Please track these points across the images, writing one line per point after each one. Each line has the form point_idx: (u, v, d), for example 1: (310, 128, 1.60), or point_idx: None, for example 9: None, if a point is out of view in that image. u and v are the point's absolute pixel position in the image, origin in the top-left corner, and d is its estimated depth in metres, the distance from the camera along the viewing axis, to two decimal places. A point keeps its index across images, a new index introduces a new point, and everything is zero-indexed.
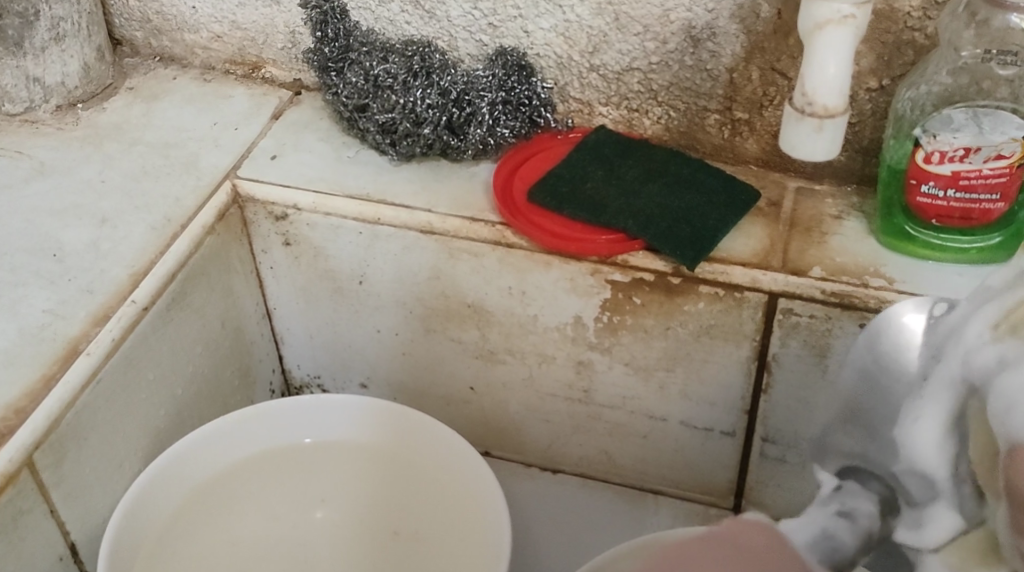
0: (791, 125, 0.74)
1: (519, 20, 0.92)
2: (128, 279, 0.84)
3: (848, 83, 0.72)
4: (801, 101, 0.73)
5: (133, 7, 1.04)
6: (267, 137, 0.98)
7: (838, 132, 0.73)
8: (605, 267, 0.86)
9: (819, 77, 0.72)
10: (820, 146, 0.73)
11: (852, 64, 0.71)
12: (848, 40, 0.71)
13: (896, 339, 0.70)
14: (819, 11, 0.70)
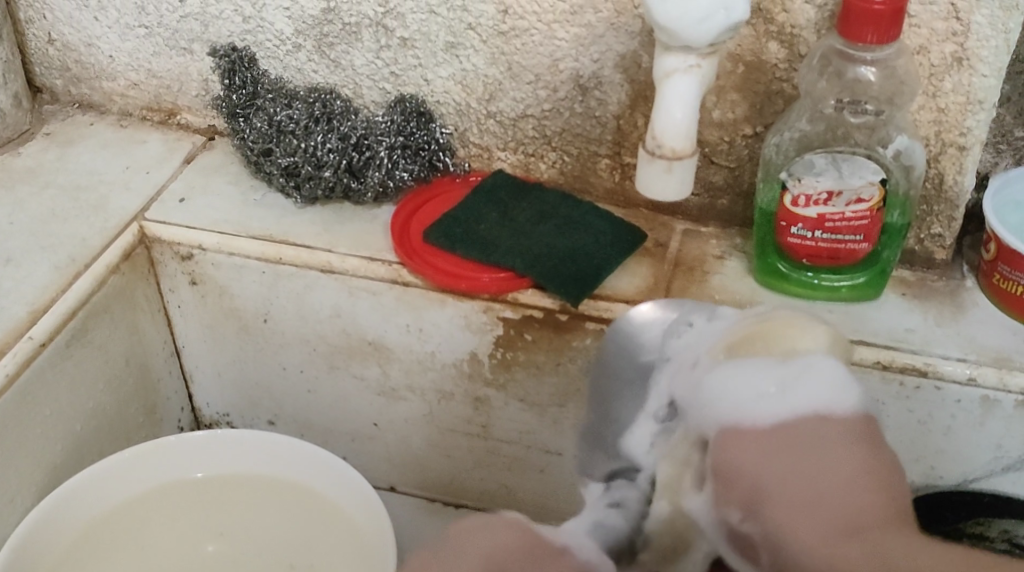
0: (645, 167, 0.81)
1: (419, 69, 0.96)
2: (26, 316, 0.87)
3: (694, 128, 0.79)
4: (652, 142, 0.80)
5: (52, 56, 1.07)
6: (177, 180, 1.01)
7: (686, 173, 0.80)
8: (497, 305, 0.90)
9: (666, 120, 0.78)
10: (670, 186, 0.80)
11: (696, 110, 0.78)
12: (693, 88, 0.77)
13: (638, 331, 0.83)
14: (666, 61, 0.77)
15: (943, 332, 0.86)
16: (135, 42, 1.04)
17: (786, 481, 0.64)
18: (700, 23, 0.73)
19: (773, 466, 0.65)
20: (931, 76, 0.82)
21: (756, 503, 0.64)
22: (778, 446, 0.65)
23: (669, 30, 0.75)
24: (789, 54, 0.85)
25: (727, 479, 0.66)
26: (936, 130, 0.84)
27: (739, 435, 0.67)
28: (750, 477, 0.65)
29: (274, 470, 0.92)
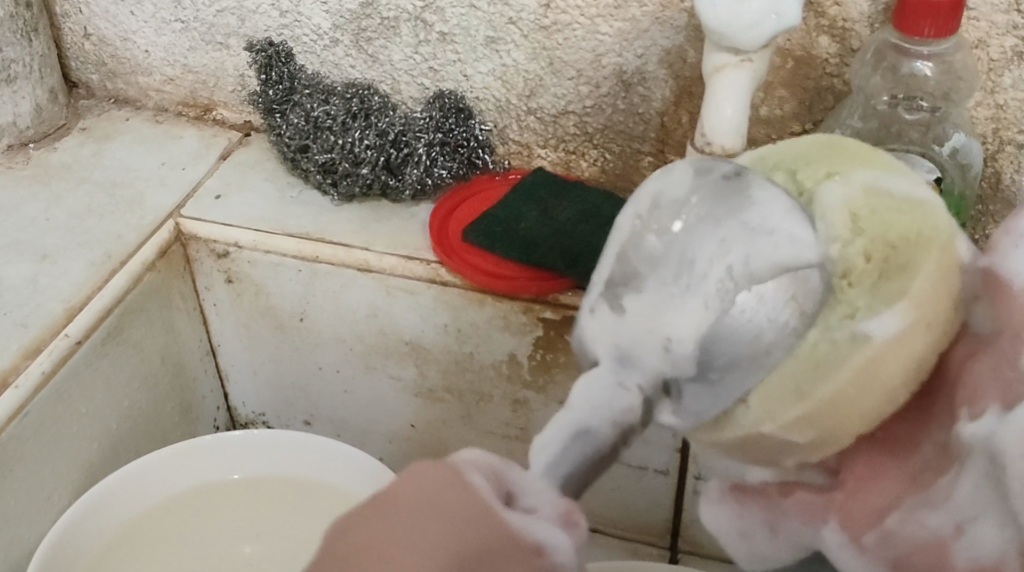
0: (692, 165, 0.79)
1: (458, 64, 0.94)
2: (63, 313, 0.86)
3: (744, 124, 0.77)
4: (701, 139, 0.78)
5: (89, 50, 1.06)
6: (213, 177, 1.00)
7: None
8: (537, 306, 0.88)
9: (715, 117, 0.76)
10: None
11: (748, 107, 0.76)
12: (745, 85, 0.75)
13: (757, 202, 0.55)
14: (717, 54, 0.75)
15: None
16: (171, 37, 1.02)
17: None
18: (751, 28, 0.71)
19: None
20: (989, 71, 0.80)
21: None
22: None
23: (719, 33, 0.72)
24: (840, 48, 0.82)
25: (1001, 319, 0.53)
26: (994, 127, 0.82)
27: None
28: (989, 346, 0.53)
29: (312, 472, 0.90)
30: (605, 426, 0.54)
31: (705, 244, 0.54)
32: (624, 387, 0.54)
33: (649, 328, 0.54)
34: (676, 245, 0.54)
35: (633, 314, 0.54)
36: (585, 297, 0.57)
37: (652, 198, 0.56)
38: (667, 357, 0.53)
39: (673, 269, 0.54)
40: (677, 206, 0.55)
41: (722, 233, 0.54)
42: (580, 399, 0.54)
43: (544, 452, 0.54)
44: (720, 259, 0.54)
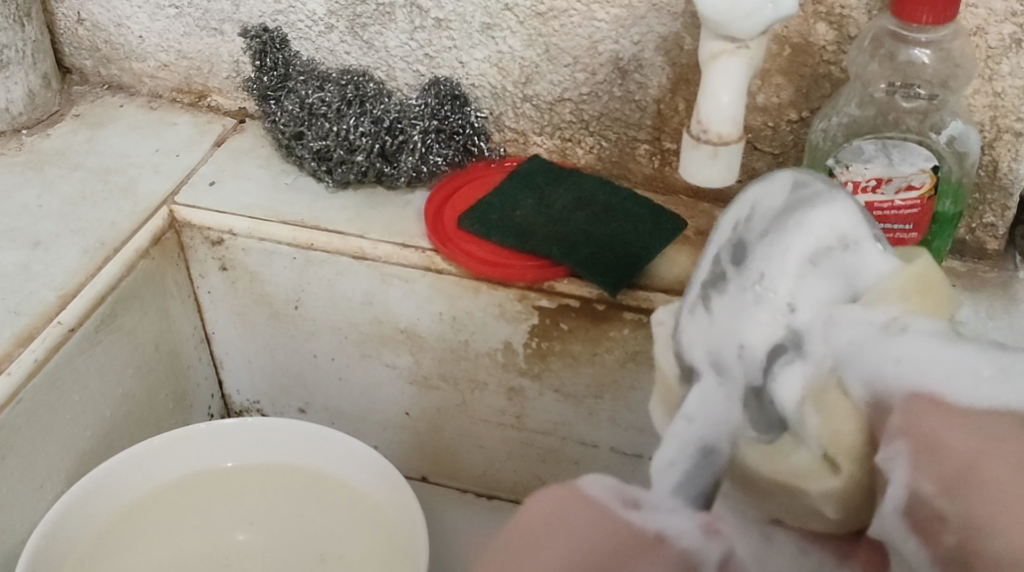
0: (688, 152, 0.78)
1: (454, 51, 0.94)
2: (56, 300, 0.86)
3: (740, 111, 0.76)
4: (697, 127, 0.77)
5: (82, 36, 1.06)
6: (207, 164, 1.00)
7: (732, 158, 0.78)
8: (532, 293, 0.88)
9: (711, 104, 0.76)
10: (715, 172, 0.77)
11: (744, 94, 0.75)
12: (741, 71, 0.75)
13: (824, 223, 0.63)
14: (713, 42, 0.74)
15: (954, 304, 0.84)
16: (165, 22, 1.02)
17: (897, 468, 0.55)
18: (747, 17, 0.70)
19: (957, 435, 0.54)
20: (987, 59, 0.79)
21: (960, 488, 0.53)
22: (995, 435, 0.54)
23: (715, 22, 0.72)
24: (838, 35, 0.82)
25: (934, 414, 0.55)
26: (992, 115, 0.81)
27: (931, 405, 0.56)
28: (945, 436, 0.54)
29: (306, 459, 0.90)
30: (722, 440, 0.62)
31: (776, 264, 0.63)
32: (730, 398, 0.63)
33: (731, 326, 0.63)
34: (753, 257, 0.64)
35: (719, 317, 0.64)
36: (684, 299, 0.67)
37: (750, 207, 0.65)
38: (741, 362, 0.62)
39: (752, 278, 0.63)
40: (768, 213, 0.64)
41: (795, 260, 0.63)
42: (694, 412, 0.63)
43: (671, 470, 0.62)
44: (794, 294, 0.62)
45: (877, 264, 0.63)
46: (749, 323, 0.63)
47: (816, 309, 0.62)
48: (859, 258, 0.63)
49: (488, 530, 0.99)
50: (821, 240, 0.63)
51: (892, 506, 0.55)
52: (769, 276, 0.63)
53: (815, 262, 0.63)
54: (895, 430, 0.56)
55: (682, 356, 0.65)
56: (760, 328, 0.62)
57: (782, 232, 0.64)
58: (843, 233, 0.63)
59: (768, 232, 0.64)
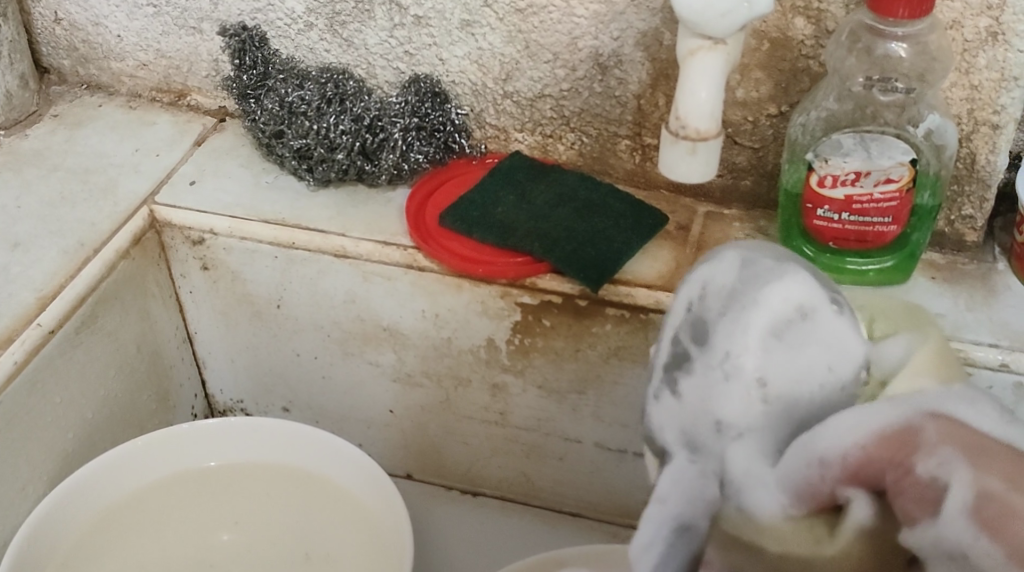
0: (667, 148, 0.78)
1: (434, 48, 0.94)
2: (35, 302, 0.85)
3: (719, 108, 0.76)
4: (675, 123, 0.77)
5: (60, 36, 1.05)
6: (188, 163, 0.99)
7: (710, 155, 0.77)
8: (514, 290, 0.88)
9: (689, 101, 0.75)
10: (694, 167, 0.77)
11: (722, 91, 0.75)
12: (719, 67, 0.74)
13: (779, 294, 0.63)
14: (690, 39, 0.74)
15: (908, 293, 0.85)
16: (144, 21, 1.02)
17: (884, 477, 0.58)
18: (723, 17, 0.71)
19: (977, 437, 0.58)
20: (963, 52, 0.80)
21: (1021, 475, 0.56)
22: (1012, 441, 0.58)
23: (690, 22, 0.72)
24: (816, 30, 0.82)
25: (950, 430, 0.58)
26: (969, 108, 0.82)
27: (955, 427, 0.58)
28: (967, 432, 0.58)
29: (292, 458, 0.89)
30: (701, 519, 0.62)
31: (737, 339, 0.63)
32: (705, 475, 0.62)
33: (698, 405, 0.63)
34: (715, 335, 0.63)
35: (689, 396, 0.63)
36: (647, 384, 0.66)
37: (703, 287, 0.66)
38: (720, 439, 0.62)
39: (716, 357, 0.63)
40: (724, 292, 0.64)
41: (758, 334, 0.62)
42: (666, 494, 0.63)
43: (650, 551, 0.63)
44: (762, 367, 0.62)
45: (832, 329, 0.63)
46: (717, 397, 0.62)
47: (781, 379, 0.62)
48: (818, 324, 0.63)
49: (473, 527, 0.99)
50: (784, 313, 0.63)
51: (957, 509, 0.56)
52: (733, 351, 0.62)
53: (779, 335, 0.63)
54: (935, 443, 0.57)
55: (654, 439, 0.65)
56: (728, 399, 0.62)
57: (739, 309, 0.63)
58: (798, 304, 0.63)
59: (725, 311, 0.64)
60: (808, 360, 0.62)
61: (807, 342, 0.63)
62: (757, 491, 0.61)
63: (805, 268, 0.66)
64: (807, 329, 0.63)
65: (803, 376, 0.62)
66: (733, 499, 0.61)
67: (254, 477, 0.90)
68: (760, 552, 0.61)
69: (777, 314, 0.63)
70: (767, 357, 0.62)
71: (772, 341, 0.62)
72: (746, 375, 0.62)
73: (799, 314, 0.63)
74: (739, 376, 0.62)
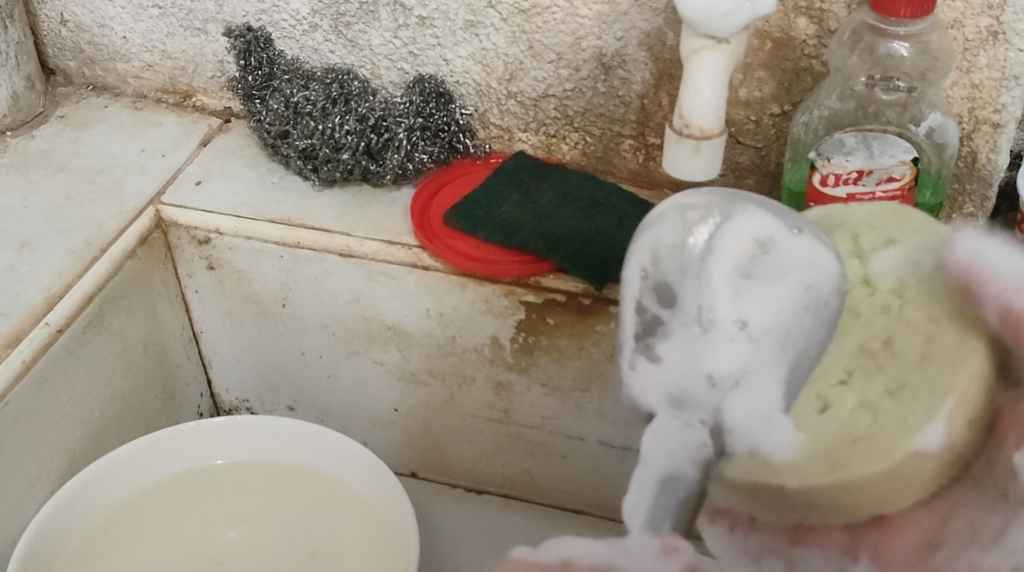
0: (671, 147, 0.79)
1: (438, 48, 0.94)
2: (43, 301, 0.86)
3: (722, 106, 0.77)
4: (679, 121, 0.78)
5: (66, 37, 1.06)
6: (193, 163, 1.00)
7: (714, 152, 0.78)
8: (519, 288, 0.88)
9: (692, 99, 0.76)
10: (698, 166, 0.78)
11: (725, 90, 0.76)
12: (723, 67, 0.75)
13: (736, 232, 0.60)
14: (694, 38, 0.75)
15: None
16: (149, 23, 1.02)
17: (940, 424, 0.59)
18: (726, 17, 0.71)
19: None
20: (965, 52, 0.80)
21: None
22: None
23: (694, 22, 0.72)
24: (818, 30, 0.83)
25: None
26: (970, 107, 0.82)
27: None
28: None
29: (299, 455, 0.90)
30: (688, 469, 0.63)
31: (706, 292, 0.59)
32: (692, 425, 0.61)
33: (685, 365, 0.60)
34: (682, 294, 0.60)
35: (671, 360, 0.60)
36: (621, 354, 0.63)
37: (652, 252, 0.62)
38: (714, 391, 0.60)
39: (689, 314, 0.60)
40: (678, 252, 0.61)
41: (725, 280, 0.59)
42: (652, 453, 0.64)
43: (637, 509, 0.65)
44: (737, 312, 0.59)
45: (799, 250, 0.59)
46: (702, 351, 0.59)
47: (761, 318, 0.59)
48: (784, 251, 0.59)
49: (477, 524, 1.00)
50: (745, 253, 0.59)
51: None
52: (705, 303, 0.59)
53: (745, 275, 0.59)
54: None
55: (640, 405, 0.63)
56: (713, 352, 0.59)
57: (699, 260, 0.60)
58: (757, 236, 0.60)
59: (687, 266, 0.60)
60: (782, 288, 0.59)
61: (779, 271, 0.59)
62: (766, 437, 0.60)
63: (754, 198, 0.62)
64: (775, 259, 0.59)
65: (782, 306, 0.59)
66: (741, 444, 0.60)
67: (261, 474, 0.91)
68: (780, 490, 0.60)
69: (740, 255, 0.59)
70: (743, 298, 0.59)
71: (743, 281, 0.59)
72: (723, 324, 0.59)
73: (764, 245, 0.60)
74: (722, 324, 0.59)
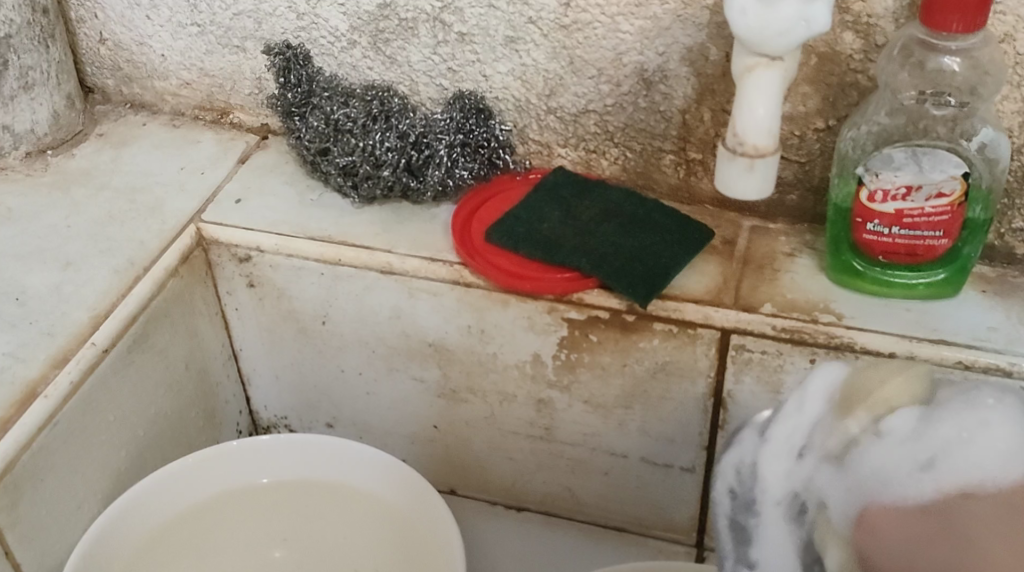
0: (724, 165, 0.78)
1: (478, 64, 0.94)
2: (89, 321, 0.86)
3: (777, 123, 0.76)
4: (733, 140, 0.77)
5: (105, 55, 1.06)
6: (232, 181, 1.00)
7: (768, 172, 0.77)
8: (561, 305, 0.88)
9: (747, 117, 0.75)
10: (753, 184, 0.76)
11: (780, 106, 0.75)
12: (777, 83, 0.74)
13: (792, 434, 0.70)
14: (748, 55, 0.74)
15: (960, 305, 0.85)
16: (188, 40, 1.02)
17: (924, 545, 0.63)
18: (781, 33, 0.71)
19: (911, 530, 0.64)
20: (1015, 66, 0.79)
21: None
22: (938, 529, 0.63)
23: (748, 40, 0.72)
24: (865, 44, 0.82)
25: (877, 529, 0.65)
26: (1020, 121, 0.82)
27: (889, 513, 0.65)
28: (896, 531, 0.64)
29: (343, 475, 0.90)
30: None
31: (761, 480, 0.71)
32: None
33: (780, 552, 0.70)
34: (765, 484, 0.71)
35: (767, 558, 0.71)
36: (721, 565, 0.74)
37: (735, 471, 0.72)
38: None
39: (768, 500, 0.71)
40: (753, 469, 0.71)
41: (783, 471, 0.70)
42: None
43: None
44: (796, 488, 0.70)
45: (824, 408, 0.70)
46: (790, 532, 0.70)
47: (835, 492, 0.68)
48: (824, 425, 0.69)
49: (518, 543, 0.99)
50: (811, 419, 0.70)
51: None
52: (772, 497, 0.71)
53: (836, 433, 0.69)
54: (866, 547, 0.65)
55: None
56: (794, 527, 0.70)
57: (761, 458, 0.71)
58: (812, 426, 0.70)
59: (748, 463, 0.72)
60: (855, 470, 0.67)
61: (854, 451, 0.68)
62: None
63: (821, 390, 0.70)
64: (835, 444, 0.69)
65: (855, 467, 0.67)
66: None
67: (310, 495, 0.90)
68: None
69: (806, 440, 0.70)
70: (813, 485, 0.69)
71: (808, 455, 0.69)
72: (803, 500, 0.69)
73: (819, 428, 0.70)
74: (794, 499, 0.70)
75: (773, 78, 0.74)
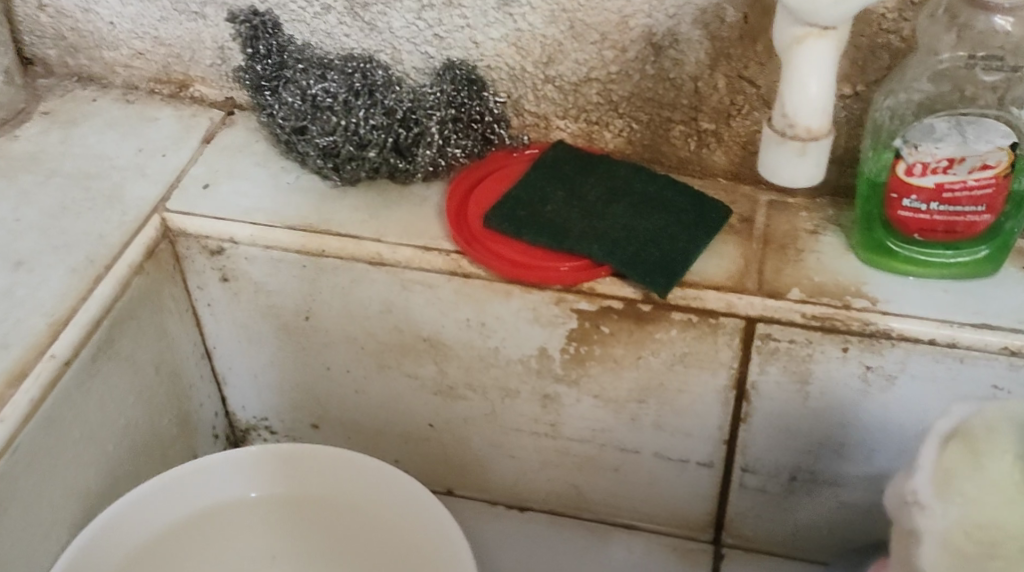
0: (771, 149, 0.71)
1: (467, 30, 0.85)
2: (47, 329, 0.77)
3: (830, 101, 0.69)
4: (780, 122, 0.70)
5: (46, 23, 0.96)
6: (198, 163, 0.91)
7: (821, 153, 0.71)
8: (570, 295, 0.80)
9: (799, 95, 0.69)
10: (807, 167, 0.70)
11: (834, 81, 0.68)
12: (829, 57, 0.68)
13: None
14: (795, 26, 0.68)
15: (1000, 285, 0.79)
16: (139, 6, 0.92)
17: None
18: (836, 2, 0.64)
19: None
20: None
21: None
22: None
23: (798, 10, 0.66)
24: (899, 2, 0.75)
25: None
26: None
27: None
28: None
29: (334, 485, 0.82)
30: None
31: None
32: None
33: None
34: None
35: None
36: None
37: None
38: None
39: None
40: None
41: None
42: None
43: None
44: None
45: None
46: None
47: None
48: None
49: (522, 547, 0.93)
50: None
51: None
52: None
53: None
54: None
55: None
56: None
57: None
58: None
59: None
60: None
61: None
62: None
63: None
64: None
65: None
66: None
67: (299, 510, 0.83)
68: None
69: None
70: None
71: None
72: None
73: None
74: None
75: (825, 52, 0.68)
